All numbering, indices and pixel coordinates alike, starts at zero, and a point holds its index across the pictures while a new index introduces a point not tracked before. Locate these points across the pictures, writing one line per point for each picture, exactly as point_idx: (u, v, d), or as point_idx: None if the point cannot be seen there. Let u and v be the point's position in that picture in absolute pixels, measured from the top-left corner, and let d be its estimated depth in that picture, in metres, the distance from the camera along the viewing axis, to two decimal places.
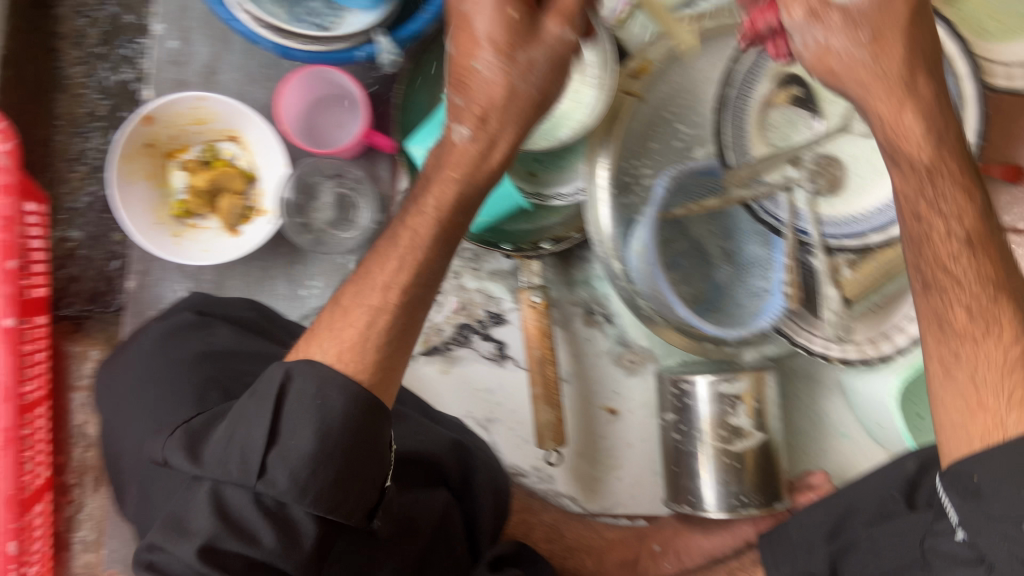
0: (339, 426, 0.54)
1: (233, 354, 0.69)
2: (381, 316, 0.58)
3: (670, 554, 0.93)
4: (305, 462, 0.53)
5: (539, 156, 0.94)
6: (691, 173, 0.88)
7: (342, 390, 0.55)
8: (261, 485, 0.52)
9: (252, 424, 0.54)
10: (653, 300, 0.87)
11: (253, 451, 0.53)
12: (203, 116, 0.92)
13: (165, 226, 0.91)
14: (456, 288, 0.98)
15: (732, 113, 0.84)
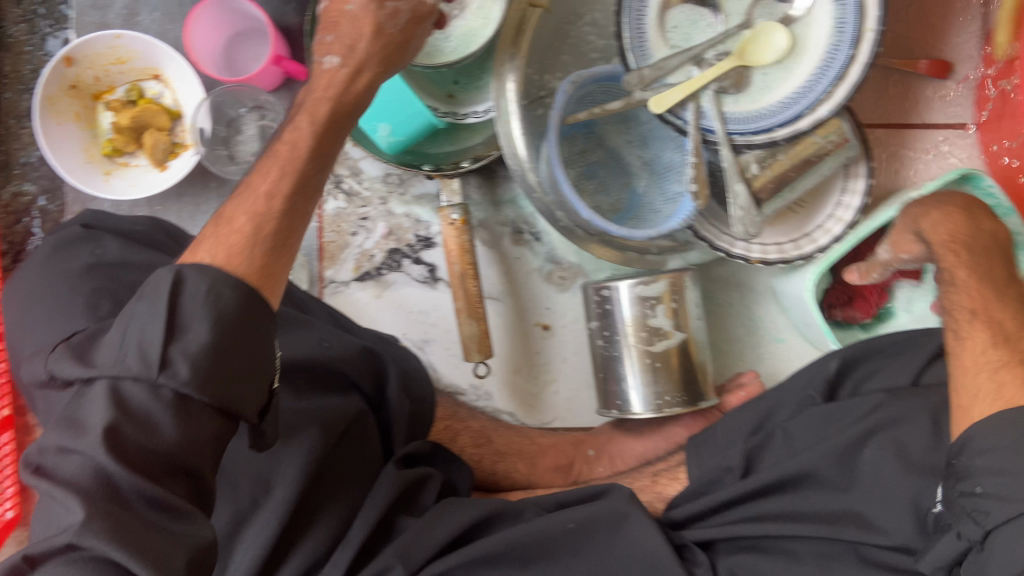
0: (231, 317, 0.54)
1: (123, 266, 0.69)
2: (262, 222, 0.58)
3: (603, 459, 0.95)
4: (205, 354, 0.52)
5: (456, 77, 0.97)
6: (595, 77, 0.88)
7: (196, 283, 0.53)
8: (164, 377, 0.51)
9: (143, 318, 0.52)
10: (563, 208, 0.87)
11: (151, 347, 0.51)
12: (123, 55, 0.93)
13: (96, 164, 0.94)
14: (384, 214, 1.00)
15: (630, 14, 0.86)
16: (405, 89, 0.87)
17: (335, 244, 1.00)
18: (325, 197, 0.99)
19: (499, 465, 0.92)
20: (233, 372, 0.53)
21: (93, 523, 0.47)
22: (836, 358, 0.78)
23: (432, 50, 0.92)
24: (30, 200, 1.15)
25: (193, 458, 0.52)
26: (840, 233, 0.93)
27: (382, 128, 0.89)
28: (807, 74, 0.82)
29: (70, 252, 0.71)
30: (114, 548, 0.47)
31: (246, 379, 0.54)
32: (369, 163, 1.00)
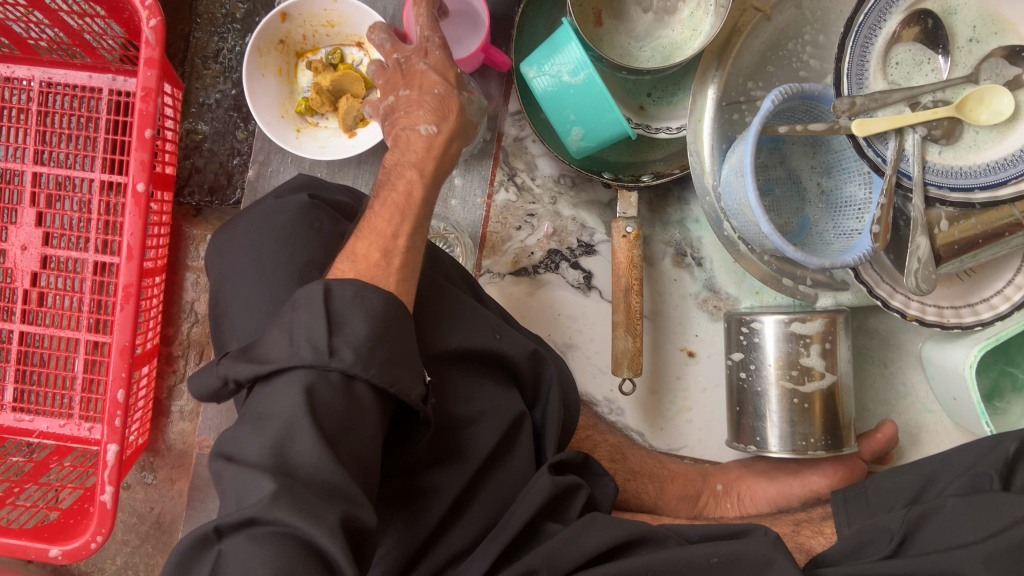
0: (381, 320, 0.56)
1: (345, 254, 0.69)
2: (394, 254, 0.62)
3: (732, 496, 0.93)
4: (368, 342, 0.54)
5: (650, 91, 0.96)
6: (803, 94, 0.83)
7: (344, 293, 0.55)
8: (334, 363, 0.52)
9: (306, 321, 0.54)
10: (738, 219, 0.85)
11: (321, 337, 0.52)
12: (335, 19, 0.95)
13: (288, 120, 0.96)
14: (552, 214, 1.00)
15: (857, 40, 0.82)
16: (605, 96, 0.85)
17: (497, 235, 1.00)
18: (497, 188, 1.00)
19: (631, 484, 0.89)
20: (391, 363, 0.55)
21: (281, 497, 0.45)
22: (1015, 440, 0.73)
23: (626, 54, 0.91)
24: (201, 139, 1.18)
25: (352, 442, 0.52)
26: (1005, 311, 0.88)
27: (576, 132, 0.89)
28: (1022, 142, 0.80)
29: (292, 223, 0.69)
30: (299, 517, 0.45)
31: (403, 362, 0.56)
32: (546, 161, 1.00)
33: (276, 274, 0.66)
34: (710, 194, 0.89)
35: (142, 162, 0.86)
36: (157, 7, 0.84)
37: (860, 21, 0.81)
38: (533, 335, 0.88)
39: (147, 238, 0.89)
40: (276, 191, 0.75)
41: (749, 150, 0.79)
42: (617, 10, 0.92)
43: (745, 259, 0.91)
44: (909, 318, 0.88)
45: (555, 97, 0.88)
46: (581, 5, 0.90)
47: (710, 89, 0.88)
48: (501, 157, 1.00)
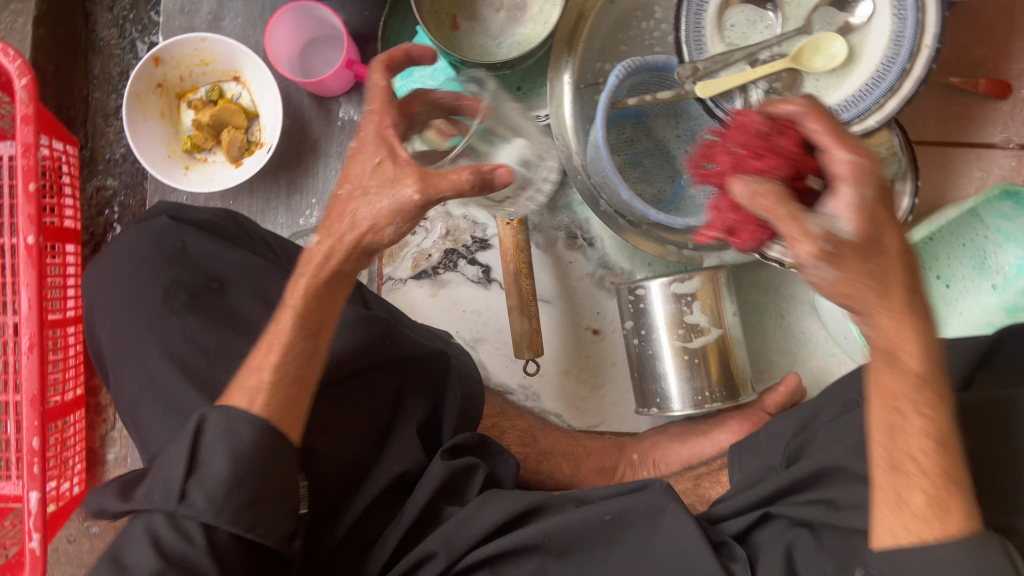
0: (248, 457, 0.57)
1: (207, 260, 0.76)
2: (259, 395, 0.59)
3: (648, 464, 0.94)
4: (225, 484, 0.56)
5: (520, 85, 0.99)
6: (648, 66, 0.88)
7: (217, 424, 0.57)
8: (182, 507, 0.55)
9: (179, 454, 0.57)
10: (608, 192, 0.89)
11: (176, 479, 0.56)
12: (207, 57, 1.00)
13: (176, 158, 1.00)
14: (444, 216, 1.03)
15: (689, 10, 0.87)
16: None
17: (394, 242, 1.03)
18: None
19: (545, 465, 0.92)
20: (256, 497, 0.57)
21: None
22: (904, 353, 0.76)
23: (485, 53, 0.96)
24: (110, 194, 1.15)
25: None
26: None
27: (446, 131, 0.92)
28: (860, 83, 0.83)
29: (154, 242, 0.76)
30: None
31: (267, 503, 0.57)
32: None
33: (142, 290, 0.73)
34: (582, 175, 0.91)
35: (29, 215, 0.90)
36: (26, 65, 0.88)
37: None
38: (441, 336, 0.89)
39: (46, 289, 0.92)
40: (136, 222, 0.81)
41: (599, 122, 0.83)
42: (471, 14, 0.96)
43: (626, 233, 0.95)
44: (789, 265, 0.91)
45: None
46: (436, 12, 0.95)
47: (566, 75, 0.91)
48: None
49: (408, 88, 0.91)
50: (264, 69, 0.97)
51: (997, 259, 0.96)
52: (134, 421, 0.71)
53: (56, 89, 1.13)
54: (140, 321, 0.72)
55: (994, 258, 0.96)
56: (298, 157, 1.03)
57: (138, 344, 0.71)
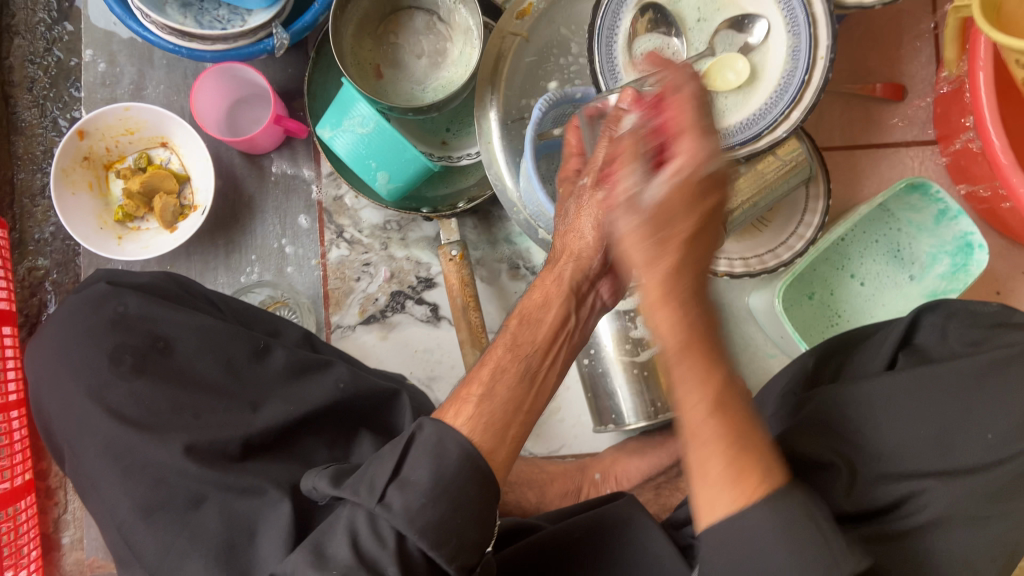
0: (451, 480, 0.56)
1: (145, 322, 0.76)
2: (477, 413, 0.61)
3: (610, 481, 0.96)
4: (422, 498, 0.55)
5: (448, 125, 1.02)
6: (569, 98, 0.91)
7: (430, 435, 0.58)
8: (380, 509, 0.56)
9: (379, 463, 0.59)
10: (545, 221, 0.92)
11: (379, 480, 0.57)
12: (132, 126, 1.00)
13: (109, 230, 1.00)
14: (386, 259, 1.04)
15: (600, 43, 0.93)
16: (399, 138, 0.91)
17: (339, 290, 1.04)
18: (328, 246, 1.04)
19: (510, 495, 0.93)
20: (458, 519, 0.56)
21: None
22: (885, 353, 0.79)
23: (411, 98, 0.99)
24: (43, 273, 1.11)
25: None
26: (801, 248, 0.98)
27: (381, 176, 0.94)
28: (765, 97, 0.90)
29: (92, 310, 0.76)
30: None
31: (461, 529, 0.56)
32: (369, 211, 1.04)
33: (88, 357, 0.74)
34: (518, 206, 0.94)
35: None
36: None
37: (600, 26, 0.92)
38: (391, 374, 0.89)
39: None
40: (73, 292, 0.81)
41: (529, 155, 0.86)
42: (393, 61, 1.00)
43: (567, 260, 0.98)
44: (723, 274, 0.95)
45: (354, 149, 0.93)
46: (358, 63, 0.98)
47: (492, 113, 0.95)
48: (326, 219, 1.04)
49: (339, 139, 0.93)
50: (193, 133, 0.98)
51: (913, 250, 1.03)
52: (93, 491, 0.71)
53: None
54: (87, 386, 0.73)
55: (908, 248, 1.03)
56: (234, 216, 1.03)
57: (88, 411, 0.72)
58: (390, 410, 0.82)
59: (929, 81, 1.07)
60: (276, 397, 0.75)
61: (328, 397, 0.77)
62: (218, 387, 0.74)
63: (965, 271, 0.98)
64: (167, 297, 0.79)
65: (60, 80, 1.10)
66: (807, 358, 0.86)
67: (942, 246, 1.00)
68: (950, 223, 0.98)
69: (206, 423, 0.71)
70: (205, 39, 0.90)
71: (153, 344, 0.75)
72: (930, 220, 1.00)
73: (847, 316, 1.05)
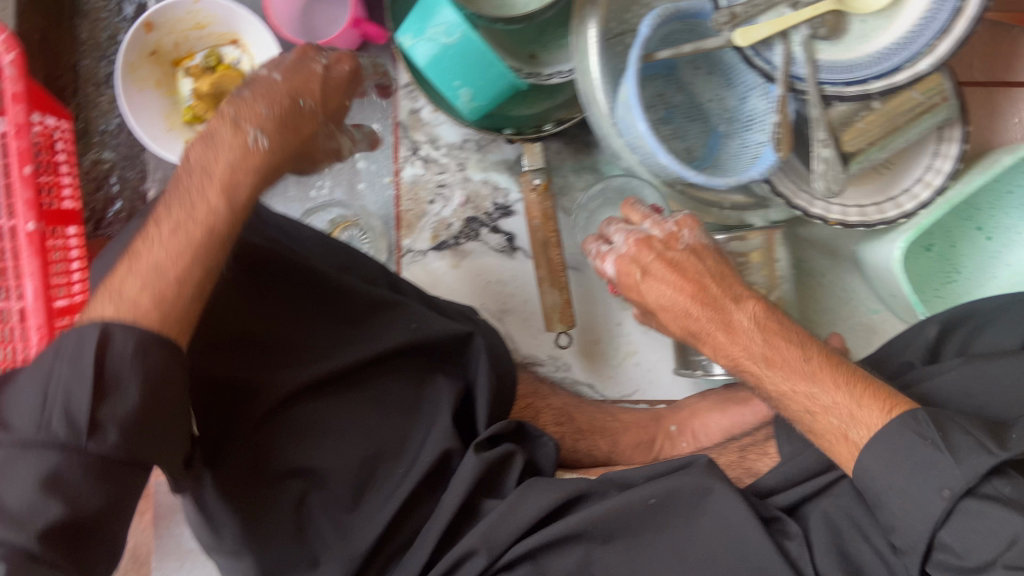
0: (153, 384, 0.55)
1: (215, 251, 0.69)
2: (151, 297, 0.57)
3: (686, 434, 0.89)
4: (133, 418, 0.54)
5: (537, 35, 0.92)
6: (679, 14, 0.80)
7: (123, 345, 0.54)
8: (92, 443, 0.52)
9: (69, 380, 0.53)
10: (639, 152, 0.83)
11: (80, 407, 0.52)
12: (202, 20, 0.93)
13: (177, 132, 0.95)
14: (462, 181, 0.97)
15: None
16: (487, 50, 0.84)
17: (412, 213, 0.98)
18: (402, 164, 0.98)
19: (581, 443, 0.88)
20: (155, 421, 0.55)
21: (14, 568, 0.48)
22: None
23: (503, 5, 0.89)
24: (110, 167, 1.07)
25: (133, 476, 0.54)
26: (927, 198, 0.87)
27: (464, 92, 0.86)
28: (910, 24, 0.78)
29: (158, 235, 0.70)
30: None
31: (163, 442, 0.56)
32: (447, 128, 0.97)
33: None
34: (611, 133, 0.85)
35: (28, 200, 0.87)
36: (11, 40, 0.84)
37: None
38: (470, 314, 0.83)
39: (49, 274, 0.89)
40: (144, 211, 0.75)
41: (633, 77, 0.78)
42: None
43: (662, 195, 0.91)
44: (832, 222, 0.87)
45: (434, 61, 0.84)
46: None
47: (589, 25, 0.83)
48: (401, 134, 0.97)
49: (419, 47, 0.84)
50: (265, 32, 0.91)
51: None
52: None
53: (43, 58, 1.03)
54: None
55: None
56: None
57: None
58: (462, 348, 0.77)
59: None
60: (339, 333, 0.72)
61: (396, 338, 0.72)
62: (291, 320, 0.71)
63: None
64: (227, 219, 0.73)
65: None
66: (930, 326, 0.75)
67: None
68: None
69: (271, 356, 0.69)
70: None
71: (223, 271, 0.70)
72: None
73: (966, 274, 0.95)
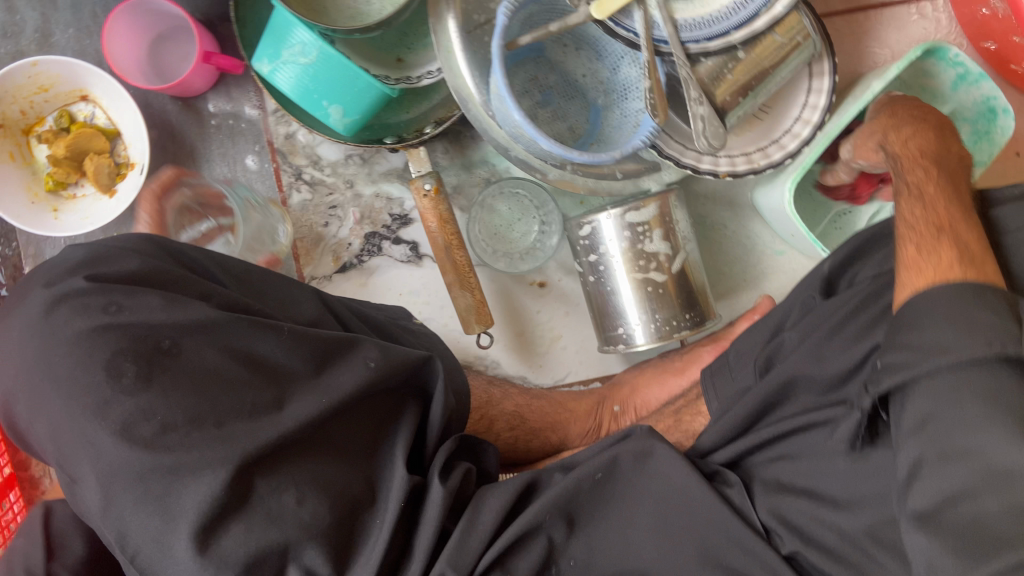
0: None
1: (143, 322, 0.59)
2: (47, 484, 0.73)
3: (629, 413, 0.91)
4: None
5: (398, 39, 0.90)
6: None
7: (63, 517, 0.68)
8: None
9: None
10: (520, 141, 0.82)
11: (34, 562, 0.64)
12: (45, 82, 0.87)
13: (41, 203, 0.89)
14: (353, 199, 0.94)
15: None
16: (346, 64, 0.80)
17: (308, 239, 0.95)
18: (289, 191, 0.94)
19: (534, 443, 0.87)
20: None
21: None
22: None
23: (356, 14, 0.86)
24: None
25: None
26: (808, 136, 0.88)
27: (334, 110, 0.83)
28: None
29: (70, 312, 0.59)
30: None
31: None
32: (327, 147, 0.93)
33: (66, 370, 0.57)
34: (492, 128, 0.85)
35: None
36: None
37: None
38: (420, 334, 0.80)
39: None
40: (44, 272, 0.63)
41: (497, 68, 0.76)
42: None
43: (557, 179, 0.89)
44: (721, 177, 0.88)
45: (298, 83, 0.82)
46: None
47: (449, 20, 0.81)
48: (280, 160, 0.93)
49: (280, 72, 0.81)
50: (113, 82, 0.86)
51: None
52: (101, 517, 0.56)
53: None
54: (69, 405, 0.56)
55: None
56: (177, 169, 0.93)
57: (85, 432, 0.56)
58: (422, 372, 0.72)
59: None
60: (303, 388, 0.62)
61: (362, 382, 0.65)
62: (239, 381, 0.60)
63: (989, 139, 0.90)
64: (147, 279, 0.62)
65: None
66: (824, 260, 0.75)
67: (962, 112, 0.91)
68: (970, 87, 0.89)
69: (231, 433, 0.57)
70: None
71: (157, 343, 0.58)
72: (947, 84, 0.90)
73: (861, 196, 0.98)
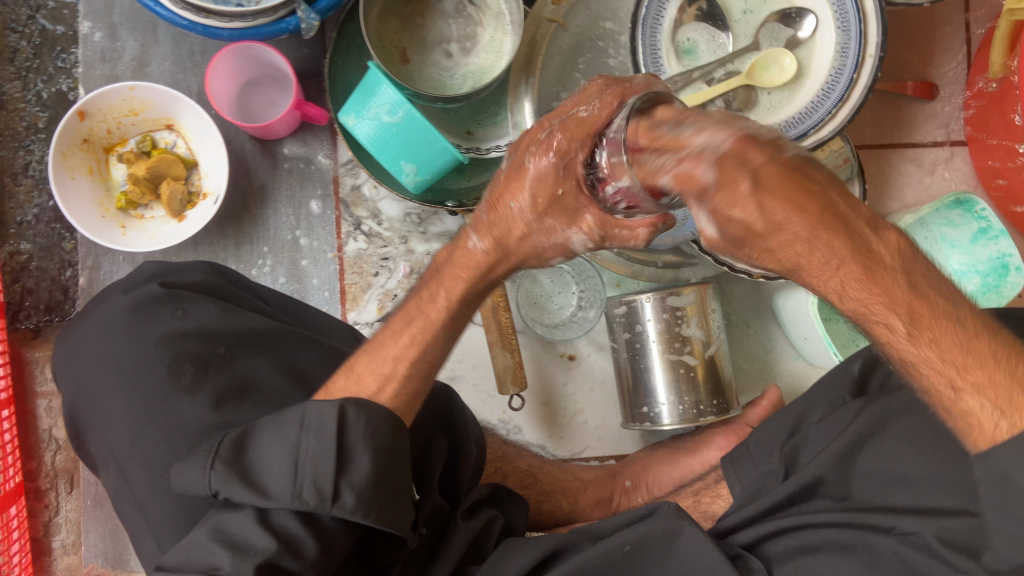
0: None
1: (204, 332, 0.66)
2: None
3: (641, 488, 0.93)
4: (371, 485, 0.55)
5: (471, 113, 0.97)
6: None
7: None
8: None
9: (316, 452, 0.55)
10: None
11: None
12: (137, 107, 0.93)
13: (111, 218, 0.93)
14: (406, 254, 0.99)
15: (645, 31, 0.87)
16: (427, 127, 0.86)
17: (356, 285, 0.98)
18: (345, 239, 0.98)
19: (544, 504, 0.88)
20: None
21: None
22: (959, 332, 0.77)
23: (439, 85, 0.93)
24: (28, 259, 1.00)
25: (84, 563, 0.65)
26: None
27: (408, 168, 0.89)
28: (811, 95, 0.87)
29: (143, 319, 0.66)
30: None
31: None
32: (388, 203, 0.99)
33: (137, 371, 0.64)
34: None
35: None
36: None
37: (645, 14, 0.87)
38: None
39: None
40: (118, 284, 0.71)
41: None
42: (420, 45, 0.93)
43: (604, 261, 0.96)
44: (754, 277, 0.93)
45: (378, 139, 0.88)
46: (385, 46, 0.92)
47: (526, 103, 0.91)
48: (342, 210, 0.98)
49: (364, 126, 0.87)
50: (204, 114, 0.91)
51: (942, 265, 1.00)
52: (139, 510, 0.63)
53: None
54: (140, 404, 0.63)
55: None
56: (243, 204, 0.97)
57: (148, 424, 0.62)
58: (452, 410, 0.74)
59: (960, 81, 1.05)
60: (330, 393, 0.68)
61: None
62: (275, 386, 0.66)
63: (998, 292, 0.97)
64: (209, 296, 0.71)
65: (44, 49, 0.98)
66: (854, 361, 0.80)
67: (974, 265, 0.98)
68: (988, 242, 0.97)
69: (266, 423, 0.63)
70: (223, 15, 0.83)
71: (216, 349, 0.65)
72: (965, 238, 0.98)
73: None
